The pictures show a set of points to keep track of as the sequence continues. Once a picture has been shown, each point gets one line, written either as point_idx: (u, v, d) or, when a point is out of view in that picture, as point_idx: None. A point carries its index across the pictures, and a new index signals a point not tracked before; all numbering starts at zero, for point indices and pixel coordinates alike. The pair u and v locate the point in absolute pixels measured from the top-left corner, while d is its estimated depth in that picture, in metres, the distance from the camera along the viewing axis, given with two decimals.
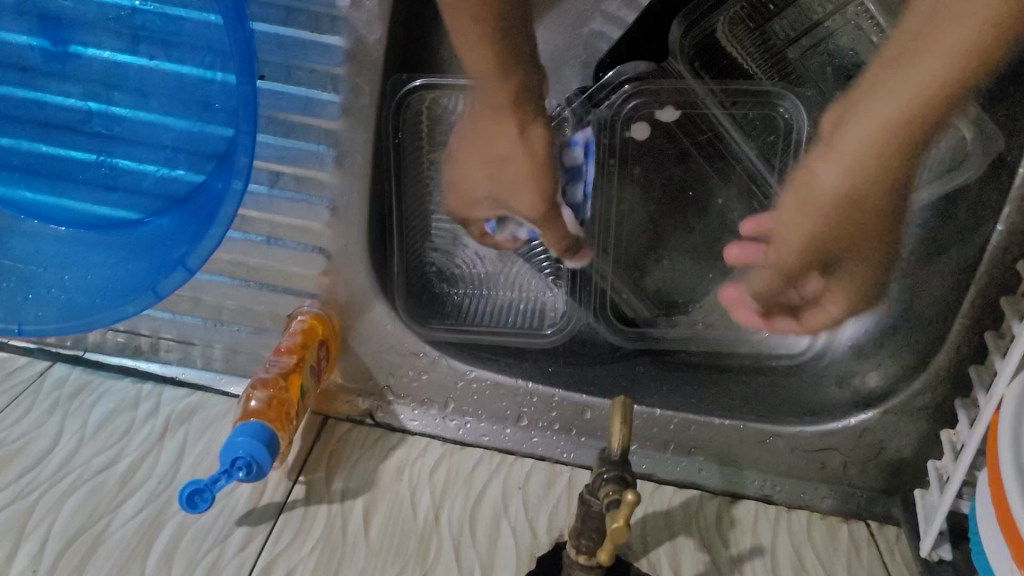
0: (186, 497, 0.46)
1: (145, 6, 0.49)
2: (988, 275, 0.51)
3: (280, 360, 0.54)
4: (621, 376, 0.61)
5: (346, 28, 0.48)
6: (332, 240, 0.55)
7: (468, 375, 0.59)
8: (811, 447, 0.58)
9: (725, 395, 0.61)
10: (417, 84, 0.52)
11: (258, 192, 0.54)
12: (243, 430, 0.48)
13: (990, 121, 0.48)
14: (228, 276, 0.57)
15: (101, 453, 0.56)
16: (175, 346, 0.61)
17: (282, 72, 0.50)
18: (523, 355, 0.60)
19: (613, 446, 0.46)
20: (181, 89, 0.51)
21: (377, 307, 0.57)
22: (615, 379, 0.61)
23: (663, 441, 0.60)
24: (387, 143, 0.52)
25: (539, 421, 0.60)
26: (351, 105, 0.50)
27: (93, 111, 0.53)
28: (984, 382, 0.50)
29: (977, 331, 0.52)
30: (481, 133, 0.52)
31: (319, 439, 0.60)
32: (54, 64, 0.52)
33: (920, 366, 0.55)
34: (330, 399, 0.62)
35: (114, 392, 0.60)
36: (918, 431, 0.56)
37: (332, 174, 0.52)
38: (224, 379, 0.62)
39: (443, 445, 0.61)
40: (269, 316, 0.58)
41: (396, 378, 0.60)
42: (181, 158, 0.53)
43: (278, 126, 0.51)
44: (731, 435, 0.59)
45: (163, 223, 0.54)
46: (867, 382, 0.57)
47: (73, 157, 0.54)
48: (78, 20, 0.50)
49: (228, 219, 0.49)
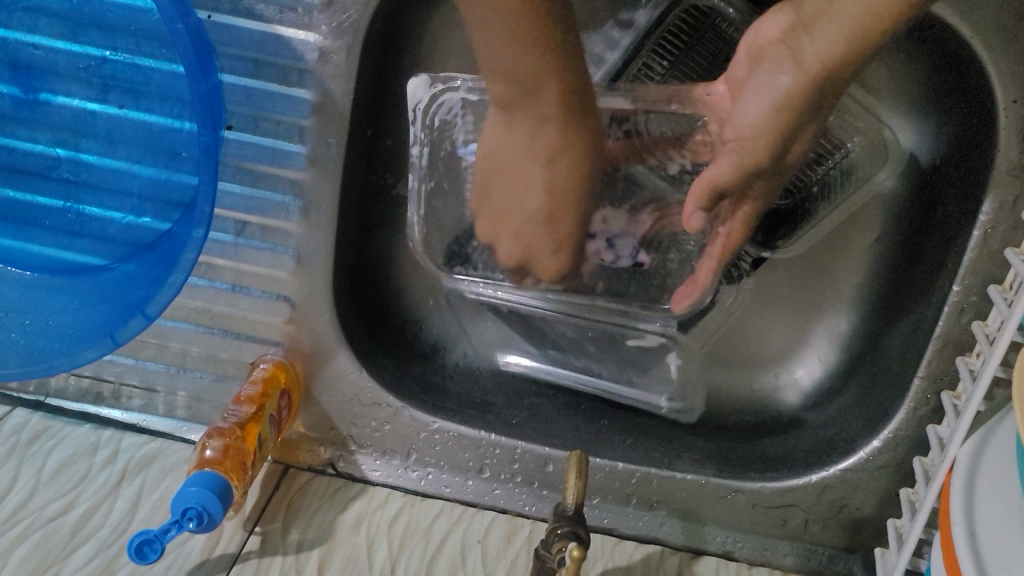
0: (134, 548, 0.46)
1: (115, 57, 0.50)
2: (947, 335, 0.51)
3: (239, 409, 0.54)
4: (636, 448, 0.60)
5: (314, 82, 0.50)
6: (297, 288, 0.55)
7: (431, 426, 0.58)
8: (772, 504, 0.57)
9: (798, 449, 0.59)
10: (339, 91, 0.50)
11: (223, 239, 0.54)
12: (196, 479, 0.48)
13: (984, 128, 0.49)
14: (192, 322, 0.57)
15: (56, 500, 0.55)
16: (139, 392, 0.61)
17: (249, 123, 0.51)
18: (489, 409, 0.61)
19: (568, 500, 0.47)
20: (150, 139, 0.52)
21: (341, 356, 0.57)
22: (625, 440, 0.61)
23: (625, 496, 0.59)
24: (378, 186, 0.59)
25: (501, 473, 0.59)
26: (318, 156, 0.52)
27: (61, 158, 0.53)
28: (940, 440, 0.50)
29: (934, 391, 0.52)
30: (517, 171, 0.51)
31: (278, 489, 0.59)
32: (24, 112, 0.52)
33: (881, 424, 0.55)
34: (293, 448, 0.61)
35: (73, 438, 0.59)
36: (879, 490, 0.56)
37: (298, 225, 0.53)
38: (186, 427, 0.61)
39: (403, 496, 0.60)
40: (233, 364, 0.58)
41: (359, 428, 0.59)
42: (147, 206, 0.53)
43: (245, 175, 0.52)
44: (692, 490, 0.58)
45: (128, 269, 0.53)
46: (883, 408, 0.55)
47: (40, 203, 0.54)
48: (49, 68, 0.51)
49: (190, 265, 0.47)
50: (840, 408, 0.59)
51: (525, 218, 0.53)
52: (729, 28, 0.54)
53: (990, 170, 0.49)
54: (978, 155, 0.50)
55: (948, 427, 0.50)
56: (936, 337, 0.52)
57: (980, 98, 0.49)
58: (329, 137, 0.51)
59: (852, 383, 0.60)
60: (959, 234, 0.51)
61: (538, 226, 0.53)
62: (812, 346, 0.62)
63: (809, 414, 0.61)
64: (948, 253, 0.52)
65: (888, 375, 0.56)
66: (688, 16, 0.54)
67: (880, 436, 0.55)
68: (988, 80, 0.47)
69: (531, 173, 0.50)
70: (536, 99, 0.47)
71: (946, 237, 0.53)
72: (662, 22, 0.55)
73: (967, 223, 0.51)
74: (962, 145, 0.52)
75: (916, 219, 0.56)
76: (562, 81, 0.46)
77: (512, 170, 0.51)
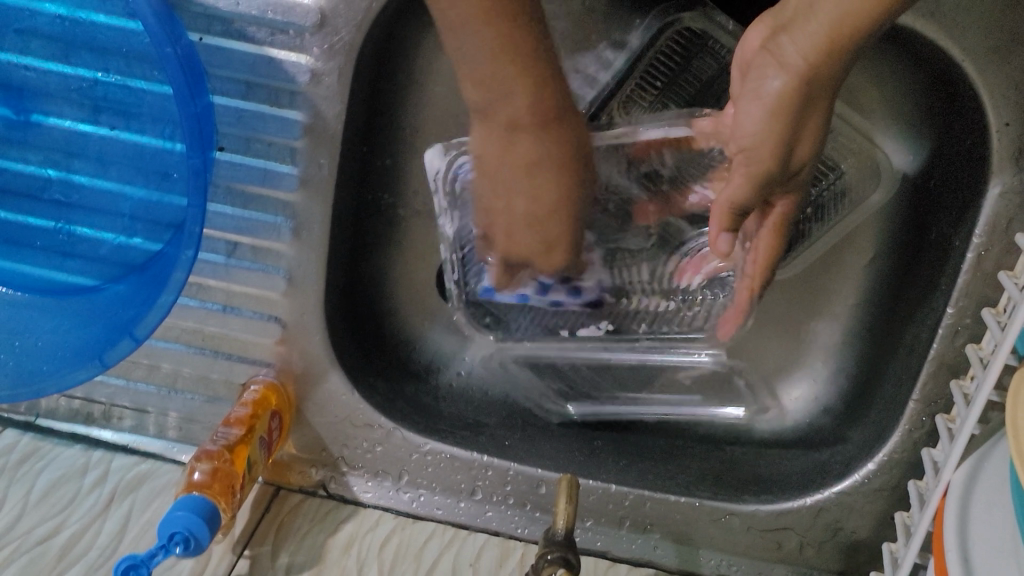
0: (121, 571, 0.46)
1: (107, 78, 0.50)
2: (941, 358, 0.51)
3: (228, 432, 0.53)
4: (630, 468, 0.60)
5: (305, 103, 0.50)
6: (288, 309, 0.55)
7: (422, 447, 0.58)
8: (766, 527, 0.57)
9: (790, 474, 0.58)
10: (332, 112, 0.50)
11: (214, 260, 0.54)
12: (183, 503, 0.48)
13: (979, 152, 0.49)
14: (183, 343, 0.57)
15: (45, 522, 0.56)
16: (130, 414, 0.60)
17: (240, 144, 0.51)
18: (481, 430, 0.61)
19: (558, 526, 0.48)
20: (141, 160, 0.52)
21: (332, 376, 0.57)
22: (618, 457, 0.60)
23: (618, 518, 0.59)
24: (371, 206, 0.59)
25: (493, 495, 0.59)
26: (310, 177, 0.52)
27: (53, 179, 0.53)
28: (933, 464, 0.50)
29: (928, 414, 0.52)
30: (495, 168, 0.48)
31: (268, 512, 0.59)
32: (17, 133, 0.52)
33: (876, 446, 0.55)
34: (285, 470, 0.60)
35: (63, 460, 0.59)
36: (874, 513, 0.56)
37: (289, 245, 0.53)
38: (178, 447, 0.61)
39: (396, 517, 0.60)
40: (224, 384, 0.58)
41: (350, 449, 0.59)
42: (138, 227, 0.53)
43: (236, 196, 0.52)
44: (686, 513, 0.58)
45: (119, 290, 0.53)
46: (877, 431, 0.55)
47: (30, 224, 0.54)
48: (41, 90, 0.51)
49: (179, 286, 0.47)
50: (835, 427, 0.60)
51: (525, 224, 0.50)
52: (722, 50, 0.53)
53: (983, 194, 0.49)
54: (974, 180, 0.50)
55: (943, 450, 0.50)
56: (930, 359, 0.52)
57: (972, 116, 0.48)
58: (321, 158, 0.51)
59: (847, 405, 0.59)
60: (952, 256, 0.51)
61: (524, 227, 0.50)
62: (812, 365, 0.62)
63: (803, 432, 0.61)
64: (942, 276, 0.52)
65: (882, 398, 0.56)
66: (678, 38, 0.53)
67: (875, 458, 0.55)
68: (982, 106, 0.47)
69: (516, 197, 0.49)
70: (508, 100, 0.45)
71: (935, 255, 0.53)
72: (654, 44, 0.54)
73: (960, 245, 0.50)
74: (956, 168, 0.51)
75: (910, 237, 0.56)
76: (535, 93, 0.45)
77: (508, 177, 0.48)
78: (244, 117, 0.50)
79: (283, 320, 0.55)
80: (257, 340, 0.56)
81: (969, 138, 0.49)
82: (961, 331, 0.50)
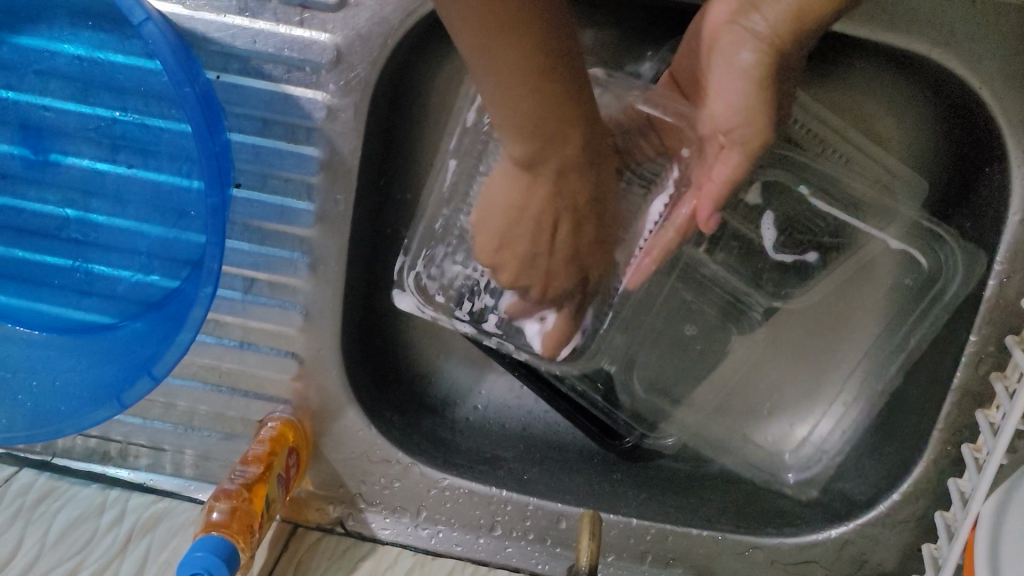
0: None
1: (125, 117, 0.51)
2: (966, 387, 0.51)
3: (246, 470, 0.53)
4: (644, 504, 0.59)
5: (322, 139, 0.50)
6: (304, 345, 0.54)
7: (441, 483, 0.58)
8: (792, 561, 0.56)
9: (809, 509, 0.58)
10: (349, 147, 0.50)
11: (231, 297, 0.54)
12: (202, 544, 0.48)
13: (997, 180, 0.49)
14: (200, 380, 0.56)
15: (61, 564, 0.55)
16: (146, 452, 0.60)
17: (257, 180, 0.51)
18: (499, 464, 0.60)
19: (581, 563, 0.47)
20: (158, 197, 0.52)
21: (349, 412, 0.56)
22: (638, 491, 0.60)
23: (641, 553, 0.57)
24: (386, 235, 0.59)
25: (513, 530, 0.58)
26: (327, 213, 0.52)
27: (70, 218, 0.53)
28: (961, 496, 0.49)
29: (953, 443, 0.52)
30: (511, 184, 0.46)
31: (286, 549, 0.58)
32: (33, 172, 0.52)
33: (900, 477, 0.54)
34: (302, 506, 0.60)
35: (80, 498, 0.59)
36: (899, 545, 0.55)
37: (306, 280, 0.53)
38: (194, 485, 0.60)
39: (414, 554, 0.59)
40: (240, 422, 0.57)
41: (368, 485, 0.58)
42: (155, 264, 0.53)
43: (253, 233, 0.52)
44: (709, 546, 0.57)
45: (136, 327, 0.53)
46: (903, 461, 0.54)
47: (48, 262, 0.54)
48: (58, 129, 0.51)
49: (197, 323, 0.46)
50: (856, 458, 0.59)
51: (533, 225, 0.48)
52: None
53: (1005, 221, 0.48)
54: (990, 210, 0.50)
55: (969, 480, 0.49)
56: (954, 389, 0.51)
57: (992, 149, 0.49)
58: (336, 194, 0.51)
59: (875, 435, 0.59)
60: (975, 284, 0.51)
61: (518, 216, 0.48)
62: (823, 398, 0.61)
63: None
64: (963, 303, 0.52)
65: (907, 429, 0.55)
66: None
67: (900, 489, 0.54)
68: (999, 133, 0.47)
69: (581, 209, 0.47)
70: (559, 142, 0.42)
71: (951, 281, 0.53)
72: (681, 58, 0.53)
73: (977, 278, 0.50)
74: (974, 192, 0.52)
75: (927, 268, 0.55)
76: (583, 130, 0.43)
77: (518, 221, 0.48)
78: (257, 155, 0.50)
79: (297, 353, 0.55)
80: (269, 373, 0.55)
81: (986, 168, 0.50)
82: (984, 360, 0.50)
